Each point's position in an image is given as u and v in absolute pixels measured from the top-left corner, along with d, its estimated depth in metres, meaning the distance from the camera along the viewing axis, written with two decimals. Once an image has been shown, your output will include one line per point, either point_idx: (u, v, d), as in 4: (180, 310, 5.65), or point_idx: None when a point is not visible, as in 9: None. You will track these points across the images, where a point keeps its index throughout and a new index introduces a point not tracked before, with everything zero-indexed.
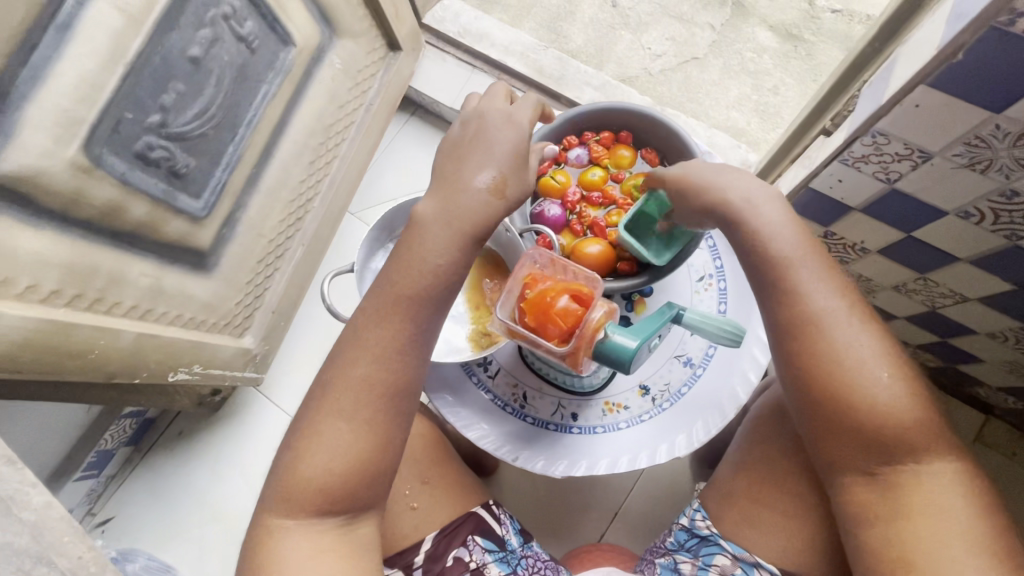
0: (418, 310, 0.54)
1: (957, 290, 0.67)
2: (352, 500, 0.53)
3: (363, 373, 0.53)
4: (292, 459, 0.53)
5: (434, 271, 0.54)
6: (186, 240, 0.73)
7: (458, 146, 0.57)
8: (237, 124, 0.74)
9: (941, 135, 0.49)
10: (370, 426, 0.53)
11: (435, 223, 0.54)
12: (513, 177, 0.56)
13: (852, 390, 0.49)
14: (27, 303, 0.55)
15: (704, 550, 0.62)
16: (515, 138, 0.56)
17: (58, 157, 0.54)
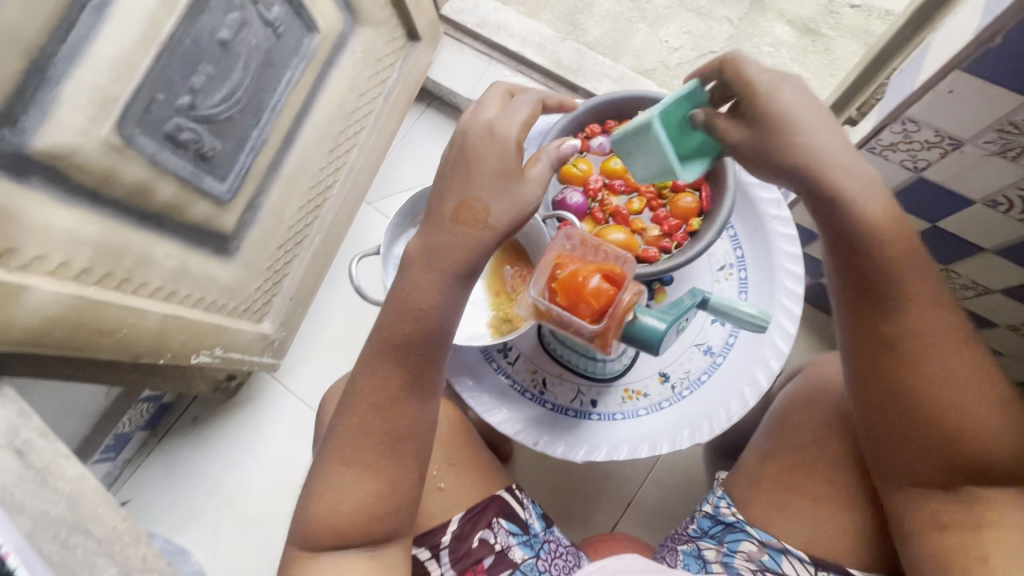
0: (414, 355, 0.51)
1: (980, 281, 0.67)
2: (373, 537, 0.54)
3: (359, 420, 0.52)
4: (307, 506, 0.54)
5: (425, 315, 0.50)
6: (211, 223, 0.73)
7: (442, 177, 0.51)
8: (262, 110, 0.74)
9: (973, 121, 0.49)
10: (374, 468, 0.53)
11: (415, 273, 0.50)
12: (502, 202, 0.49)
13: (945, 410, 0.49)
14: (60, 280, 0.55)
15: (729, 536, 0.63)
16: (503, 165, 0.49)
17: (93, 135, 0.54)
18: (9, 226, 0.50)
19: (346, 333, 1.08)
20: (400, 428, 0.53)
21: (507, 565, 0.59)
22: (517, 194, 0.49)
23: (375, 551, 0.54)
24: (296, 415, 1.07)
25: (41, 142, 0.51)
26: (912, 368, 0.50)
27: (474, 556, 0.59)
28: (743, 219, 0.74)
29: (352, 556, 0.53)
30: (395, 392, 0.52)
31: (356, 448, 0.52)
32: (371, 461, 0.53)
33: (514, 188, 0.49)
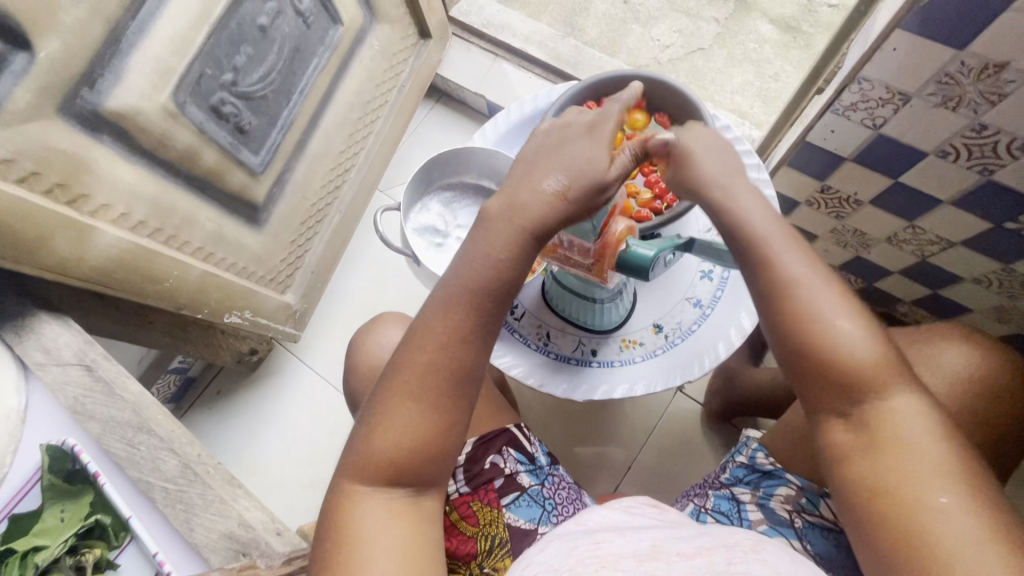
0: (489, 300, 0.51)
1: (943, 235, 0.74)
2: (424, 476, 0.52)
3: (427, 359, 0.51)
4: (365, 434, 0.52)
5: (495, 266, 0.51)
6: (245, 192, 0.81)
7: (532, 149, 0.54)
8: (292, 91, 0.82)
9: (916, 77, 0.57)
10: (437, 408, 0.52)
11: (496, 222, 0.51)
12: (584, 183, 0.50)
13: (819, 341, 0.47)
14: (120, 228, 0.63)
15: (765, 482, 0.67)
16: (595, 149, 0.52)
17: (154, 100, 0.62)
18: (83, 174, 0.58)
19: (361, 311, 1.15)
20: (466, 374, 0.52)
21: (515, 488, 0.66)
22: (601, 173, 0.50)
23: (420, 493, 0.53)
24: (312, 387, 1.12)
25: (113, 102, 0.59)
26: (794, 308, 0.48)
27: (486, 476, 0.65)
28: None
29: (398, 496, 0.51)
30: (466, 336, 0.51)
31: (426, 383, 0.51)
32: (437, 396, 0.51)
33: (602, 168, 0.51)
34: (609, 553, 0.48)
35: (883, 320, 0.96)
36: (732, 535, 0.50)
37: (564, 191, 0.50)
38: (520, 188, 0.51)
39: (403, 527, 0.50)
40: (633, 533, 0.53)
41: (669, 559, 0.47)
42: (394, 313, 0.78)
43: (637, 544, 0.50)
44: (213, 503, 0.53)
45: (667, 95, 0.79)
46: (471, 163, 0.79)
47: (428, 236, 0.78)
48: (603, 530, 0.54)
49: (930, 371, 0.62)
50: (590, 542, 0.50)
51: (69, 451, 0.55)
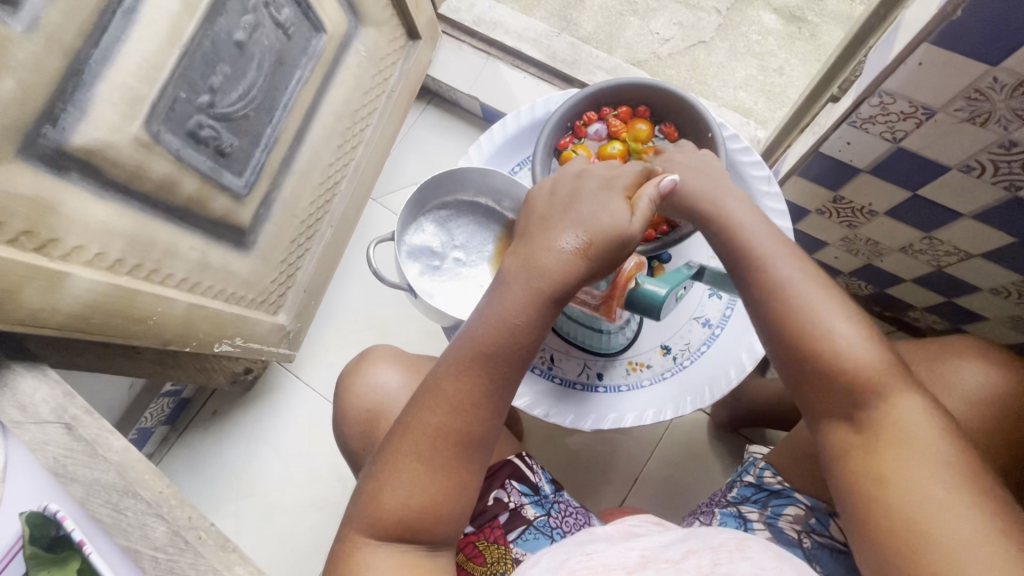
0: (503, 359, 0.49)
1: (961, 247, 0.71)
2: (437, 539, 0.50)
3: (436, 420, 0.49)
4: (371, 499, 0.49)
5: (510, 330, 0.49)
6: (230, 217, 0.77)
7: (544, 205, 0.53)
8: (275, 107, 0.78)
9: (942, 92, 0.53)
10: (446, 470, 0.49)
11: (511, 284, 0.50)
12: (605, 238, 0.49)
13: (820, 348, 0.50)
14: (96, 269, 0.60)
15: (773, 501, 0.65)
16: (612, 202, 0.51)
17: (124, 132, 0.58)
18: (51, 217, 0.54)
19: (357, 325, 1.12)
20: (481, 434, 0.50)
21: (521, 521, 0.64)
22: (624, 229, 0.49)
23: (431, 550, 0.50)
24: (310, 404, 1.09)
25: (79, 138, 0.55)
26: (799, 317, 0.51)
27: (490, 513, 0.64)
28: None
29: (405, 553, 0.49)
30: (482, 394, 0.49)
31: (437, 445, 0.49)
32: (447, 458, 0.49)
33: (625, 222, 0.50)
34: (599, 564, 0.47)
35: (894, 327, 0.93)
36: (719, 537, 0.49)
37: (583, 247, 0.49)
38: (536, 247, 0.50)
39: None
40: (624, 544, 0.52)
41: (657, 566, 0.47)
42: (385, 348, 0.75)
43: (627, 556, 0.49)
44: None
45: (672, 104, 0.75)
46: (468, 181, 0.75)
47: (424, 259, 0.74)
48: (598, 540, 0.53)
49: (946, 391, 0.60)
50: (581, 552, 0.49)
51: (52, 517, 0.52)
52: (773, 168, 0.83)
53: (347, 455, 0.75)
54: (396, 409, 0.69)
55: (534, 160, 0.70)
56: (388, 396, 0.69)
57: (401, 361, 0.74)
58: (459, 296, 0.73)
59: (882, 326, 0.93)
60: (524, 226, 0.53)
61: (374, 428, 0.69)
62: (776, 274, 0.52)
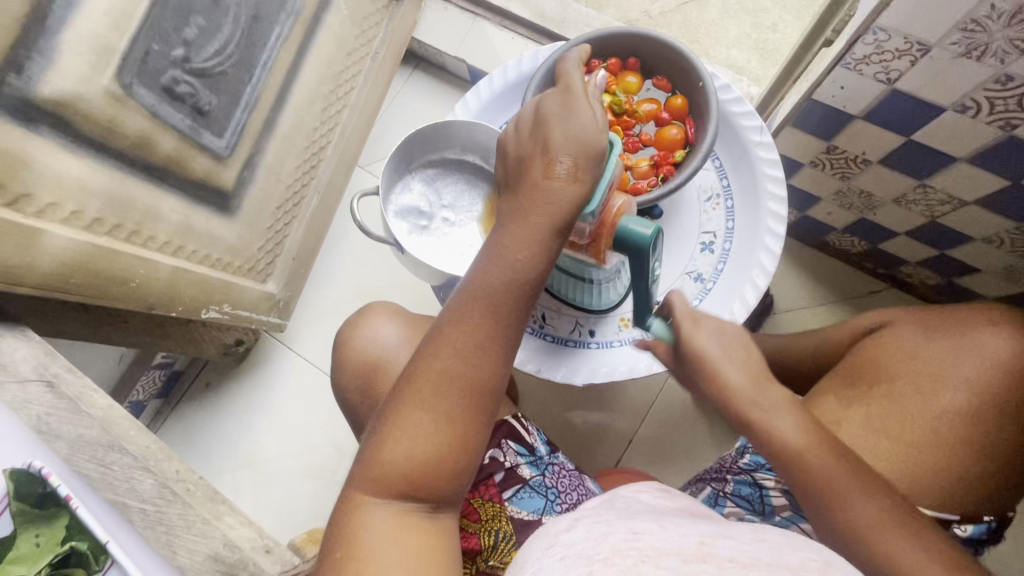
0: (505, 304, 0.49)
1: (955, 195, 0.70)
2: (443, 491, 0.48)
3: (440, 364, 0.48)
4: (374, 449, 0.48)
5: (513, 267, 0.49)
6: (212, 178, 0.74)
7: (515, 143, 0.54)
8: (254, 65, 0.74)
9: (937, 26, 0.52)
10: (450, 417, 0.48)
11: (511, 228, 0.50)
12: (588, 157, 0.50)
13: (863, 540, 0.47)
14: (72, 228, 0.59)
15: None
16: (583, 120, 0.51)
17: (95, 84, 0.57)
18: (22, 171, 0.53)
19: (348, 296, 1.11)
20: (486, 379, 0.49)
21: (516, 481, 0.64)
22: (598, 141, 0.51)
23: (434, 506, 0.49)
24: (303, 375, 1.08)
25: (46, 89, 0.53)
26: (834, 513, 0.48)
27: (486, 472, 0.63)
28: (727, 149, 0.77)
29: (409, 507, 0.48)
30: (486, 340, 0.49)
31: (442, 390, 0.48)
32: (452, 402, 0.48)
33: (595, 133, 0.51)
34: (651, 547, 0.39)
35: (887, 283, 0.93)
36: (794, 553, 0.39)
37: (575, 170, 0.50)
38: (527, 184, 0.51)
39: (412, 545, 0.46)
40: (675, 526, 0.42)
41: (720, 564, 0.37)
42: (384, 305, 0.74)
43: (682, 540, 0.40)
44: (194, 523, 0.57)
45: (663, 54, 0.73)
46: (454, 138, 0.73)
47: (412, 218, 0.73)
48: (642, 516, 0.44)
49: (967, 354, 0.56)
50: (627, 530, 0.41)
51: (36, 474, 0.50)
52: (767, 121, 0.81)
53: (345, 409, 0.75)
54: (390, 366, 0.68)
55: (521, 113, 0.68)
56: (381, 356, 0.69)
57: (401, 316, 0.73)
58: (449, 255, 0.72)
59: (874, 283, 0.93)
60: (507, 170, 0.54)
61: (367, 387, 0.69)
62: (809, 469, 0.49)
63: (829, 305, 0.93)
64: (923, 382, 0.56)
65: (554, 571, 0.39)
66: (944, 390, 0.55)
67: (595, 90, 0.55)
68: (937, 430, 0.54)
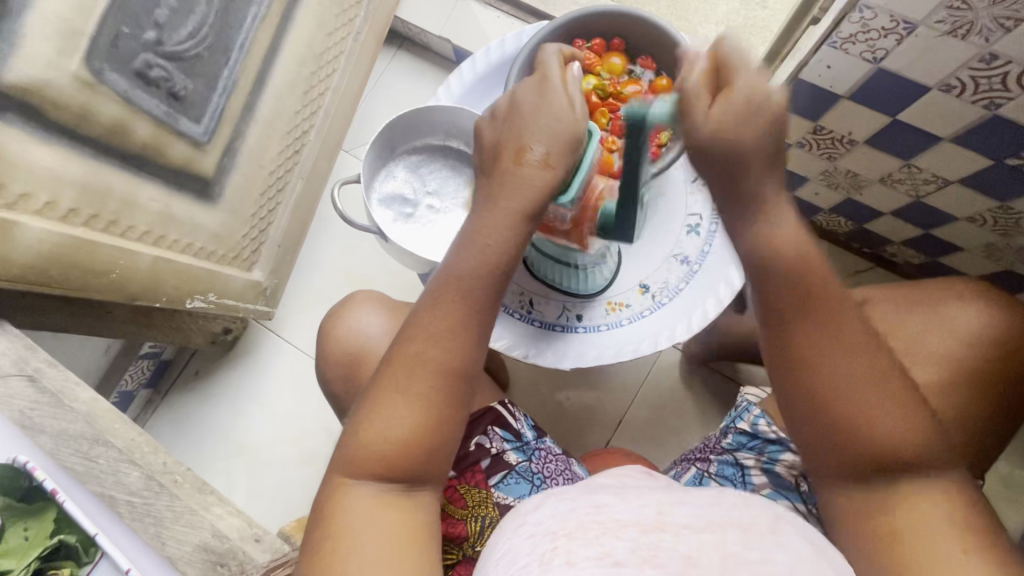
0: (478, 287, 0.49)
1: (940, 174, 0.70)
2: (419, 472, 0.49)
3: (415, 350, 0.48)
4: (352, 432, 0.49)
5: (484, 252, 0.49)
6: (192, 165, 0.72)
7: (490, 134, 0.53)
8: (230, 48, 0.72)
9: (924, 3, 0.52)
10: (427, 401, 0.48)
11: (485, 213, 0.50)
12: (562, 143, 0.49)
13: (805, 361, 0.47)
14: (46, 219, 0.57)
15: (770, 448, 0.64)
16: (555, 106, 0.50)
17: (63, 69, 0.55)
18: None
19: (335, 283, 1.10)
20: (459, 362, 0.49)
21: (503, 466, 0.65)
22: (574, 127, 0.50)
23: (410, 487, 0.49)
24: (292, 363, 1.08)
25: (10, 75, 0.51)
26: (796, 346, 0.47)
27: (471, 458, 0.65)
28: None
29: (387, 489, 0.48)
30: (459, 324, 0.49)
31: (415, 374, 0.48)
32: (427, 386, 0.48)
33: (570, 121, 0.50)
34: (612, 518, 0.39)
35: (873, 263, 0.93)
36: (747, 511, 0.42)
37: (546, 157, 0.49)
38: (499, 173, 0.50)
39: (388, 524, 0.46)
40: (634, 496, 0.43)
41: (676, 531, 0.39)
42: (366, 293, 0.74)
43: (640, 512, 0.40)
44: (182, 515, 0.57)
45: (650, 33, 0.72)
46: (437, 124, 0.72)
47: (396, 206, 0.72)
48: (603, 490, 0.44)
49: (939, 330, 0.57)
50: (589, 505, 0.41)
51: (22, 468, 0.50)
52: None
53: (332, 400, 0.74)
54: (377, 353, 0.68)
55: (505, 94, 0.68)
56: (368, 342, 0.69)
57: (385, 303, 0.73)
58: (434, 242, 0.71)
59: (860, 263, 0.94)
60: (481, 161, 0.53)
61: (355, 372, 0.69)
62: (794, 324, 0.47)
63: None
64: (894, 359, 0.57)
65: (522, 548, 0.39)
66: (911, 365, 0.56)
67: (573, 77, 0.53)
68: None
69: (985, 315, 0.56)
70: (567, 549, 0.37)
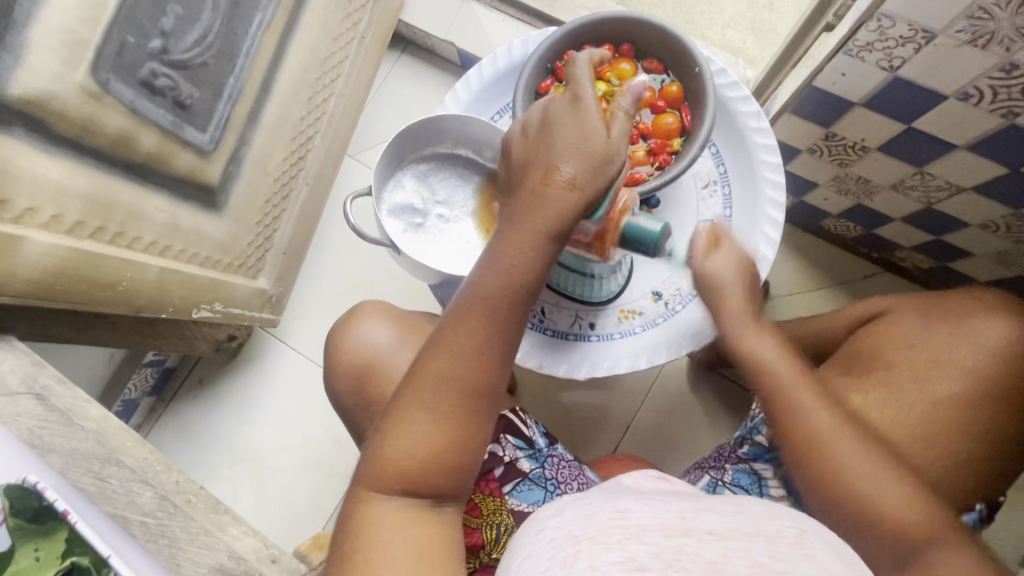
0: (504, 305, 0.48)
1: (952, 181, 0.70)
2: (443, 489, 0.48)
3: (442, 368, 0.47)
4: (373, 447, 0.48)
5: (510, 269, 0.48)
6: (198, 174, 0.71)
7: (520, 149, 0.52)
8: (236, 55, 0.71)
9: (944, 12, 0.51)
10: (451, 418, 0.47)
11: (510, 229, 0.49)
12: (591, 165, 0.49)
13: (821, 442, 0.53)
14: (53, 233, 0.57)
15: None
16: (585, 124, 0.49)
17: (69, 81, 0.54)
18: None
19: (340, 289, 1.09)
20: (483, 381, 0.48)
21: (516, 474, 0.64)
22: (604, 147, 0.49)
23: (435, 504, 0.48)
24: (298, 369, 1.07)
25: (17, 87, 0.51)
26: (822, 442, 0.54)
27: (485, 467, 0.64)
28: (724, 135, 0.76)
29: (412, 504, 0.47)
30: (484, 343, 0.48)
31: (439, 392, 0.47)
32: (453, 404, 0.47)
33: (602, 140, 0.49)
34: (635, 524, 0.39)
35: (881, 268, 0.93)
36: (769, 521, 0.40)
37: (573, 176, 0.48)
38: (527, 189, 0.50)
39: (416, 538, 0.46)
40: (657, 503, 0.43)
41: (700, 536, 0.38)
42: (374, 303, 0.73)
43: (662, 516, 0.40)
44: (198, 535, 0.57)
45: (658, 35, 0.70)
46: (445, 132, 0.71)
47: (406, 216, 0.71)
48: (629, 496, 0.44)
49: (964, 341, 0.56)
50: (612, 510, 0.41)
51: (31, 488, 0.49)
52: (764, 107, 0.80)
53: (343, 414, 0.73)
54: (390, 364, 0.67)
55: (516, 100, 0.67)
56: (380, 352, 0.68)
57: (394, 315, 0.72)
58: (445, 252, 0.70)
59: (869, 267, 0.93)
60: (508, 174, 0.53)
61: (366, 385, 0.68)
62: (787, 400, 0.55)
63: (823, 290, 0.93)
64: (924, 371, 0.56)
65: (543, 553, 0.39)
66: (940, 377, 0.56)
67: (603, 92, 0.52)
68: (939, 418, 0.55)
69: (1014, 327, 0.55)
70: (589, 553, 0.36)
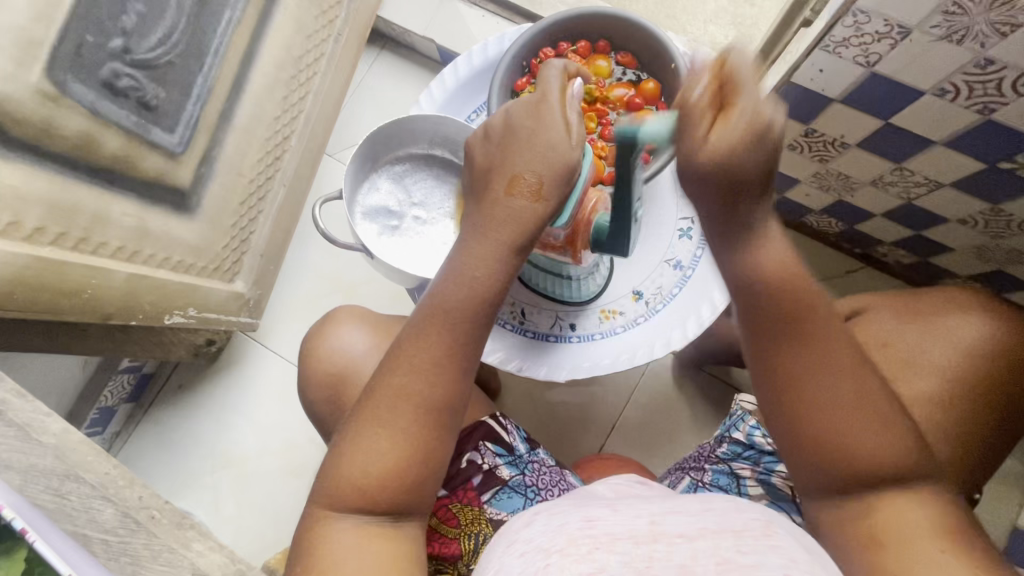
0: (466, 316, 0.48)
1: (931, 177, 0.69)
2: (404, 504, 0.47)
3: (401, 381, 0.47)
4: (334, 463, 0.47)
5: (470, 281, 0.48)
6: (166, 177, 0.69)
7: (482, 154, 0.51)
8: (203, 54, 0.69)
9: (918, 8, 0.51)
10: (410, 433, 0.46)
11: (473, 240, 0.48)
12: (551, 168, 0.48)
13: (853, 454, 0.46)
14: (11, 241, 0.55)
15: (766, 458, 0.63)
16: (546, 129, 0.49)
17: (22, 82, 0.52)
18: None
19: (322, 291, 1.07)
20: (444, 394, 0.47)
21: (494, 483, 0.63)
22: (565, 151, 0.48)
23: (396, 520, 0.47)
24: (279, 373, 1.06)
25: None
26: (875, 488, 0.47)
27: (463, 476, 0.63)
28: None
29: (371, 520, 0.46)
30: (444, 356, 0.47)
31: (399, 406, 0.46)
32: (412, 418, 0.46)
33: (564, 146, 0.48)
34: (604, 532, 0.38)
35: (862, 264, 0.93)
36: (737, 516, 0.40)
37: (535, 186, 0.48)
38: (488, 199, 0.49)
39: (372, 556, 0.45)
40: (627, 507, 0.42)
41: (670, 541, 0.38)
42: (348, 310, 0.72)
43: (633, 522, 0.40)
44: (163, 552, 0.55)
45: (633, 32, 0.70)
46: (420, 132, 0.70)
47: (381, 219, 0.69)
48: (596, 503, 0.43)
49: (935, 339, 0.56)
50: (582, 518, 0.40)
51: None
52: None
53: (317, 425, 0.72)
54: (362, 371, 0.66)
55: (489, 97, 0.65)
56: (354, 360, 0.67)
57: (368, 319, 0.71)
58: (421, 256, 0.69)
59: (851, 263, 0.93)
60: (473, 183, 0.52)
61: (340, 394, 0.67)
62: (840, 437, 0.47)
63: None
64: (897, 370, 0.56)
65: (512, 568, 0.38)
66: (914, 376, 0.56)
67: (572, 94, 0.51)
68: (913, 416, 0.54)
69: (989, 327, 0.55)
70: (559, 565, 0.36)
